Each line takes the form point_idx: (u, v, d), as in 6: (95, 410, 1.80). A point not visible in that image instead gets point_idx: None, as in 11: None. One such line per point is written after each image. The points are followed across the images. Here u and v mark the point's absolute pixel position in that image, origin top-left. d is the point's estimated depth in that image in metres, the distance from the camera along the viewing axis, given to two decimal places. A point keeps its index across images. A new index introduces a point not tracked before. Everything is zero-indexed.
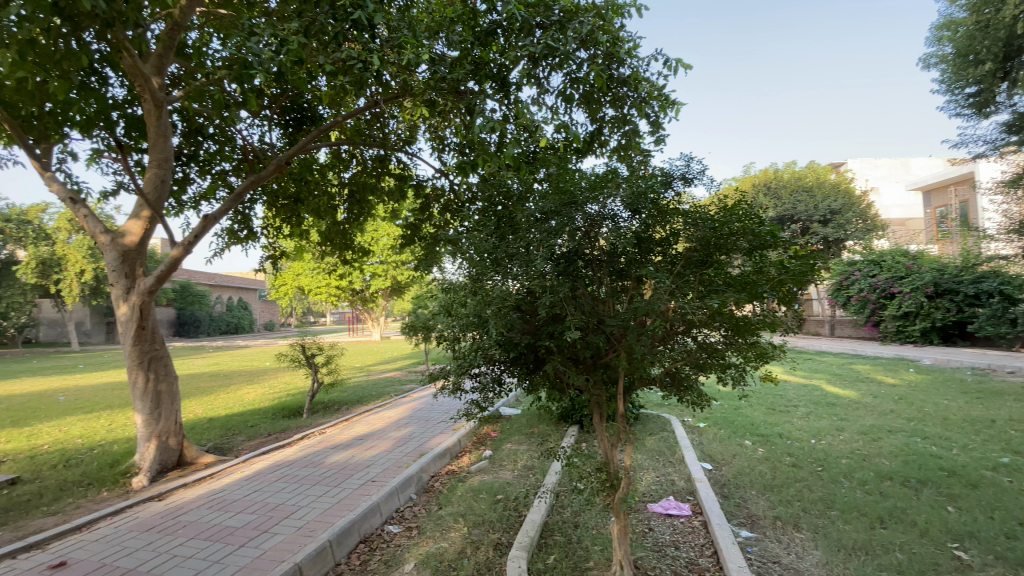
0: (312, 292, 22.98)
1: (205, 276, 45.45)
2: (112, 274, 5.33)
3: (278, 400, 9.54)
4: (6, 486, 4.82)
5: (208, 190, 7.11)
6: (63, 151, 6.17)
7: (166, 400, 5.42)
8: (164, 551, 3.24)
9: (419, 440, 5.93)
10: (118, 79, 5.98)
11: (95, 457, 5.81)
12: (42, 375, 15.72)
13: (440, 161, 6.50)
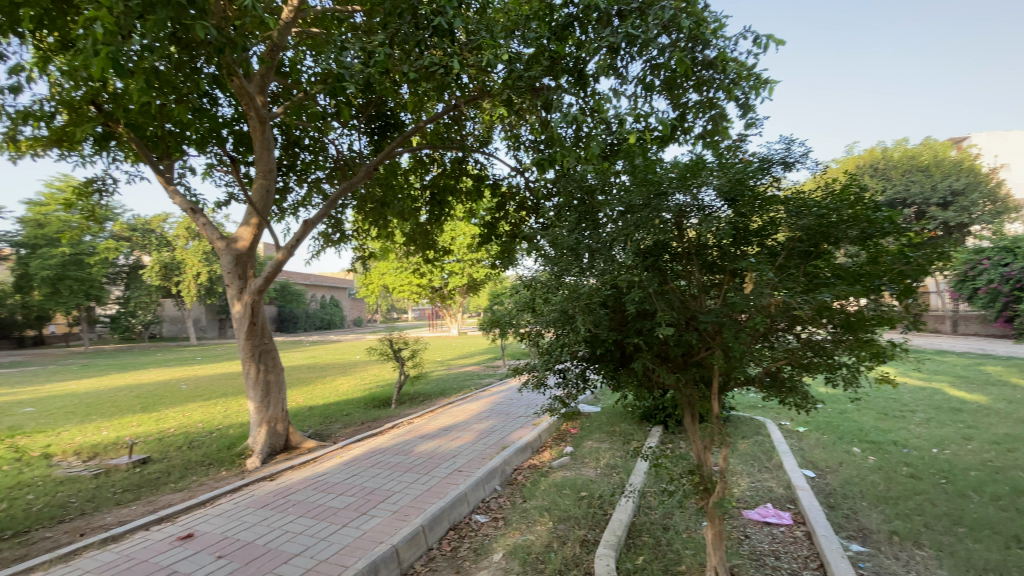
0: (395, 290, 24.21)
1: (302, 277, 49.49)
2: (229, 275, 5.94)
3: (369, 392, 10.17)
4: (138, 465, 5.52)
5: (305, 197, 7.71)
6: (184, 167, 6.94)
7: (275, 389, 5.97)
8: (277, 527, 3.57)
9: (501, 434, 6.06)
10: (227, 99, 6.63)
11: (215, 440, 6.53)
12: (169, 365, 17.93)
13: (517, 159, 6.55)
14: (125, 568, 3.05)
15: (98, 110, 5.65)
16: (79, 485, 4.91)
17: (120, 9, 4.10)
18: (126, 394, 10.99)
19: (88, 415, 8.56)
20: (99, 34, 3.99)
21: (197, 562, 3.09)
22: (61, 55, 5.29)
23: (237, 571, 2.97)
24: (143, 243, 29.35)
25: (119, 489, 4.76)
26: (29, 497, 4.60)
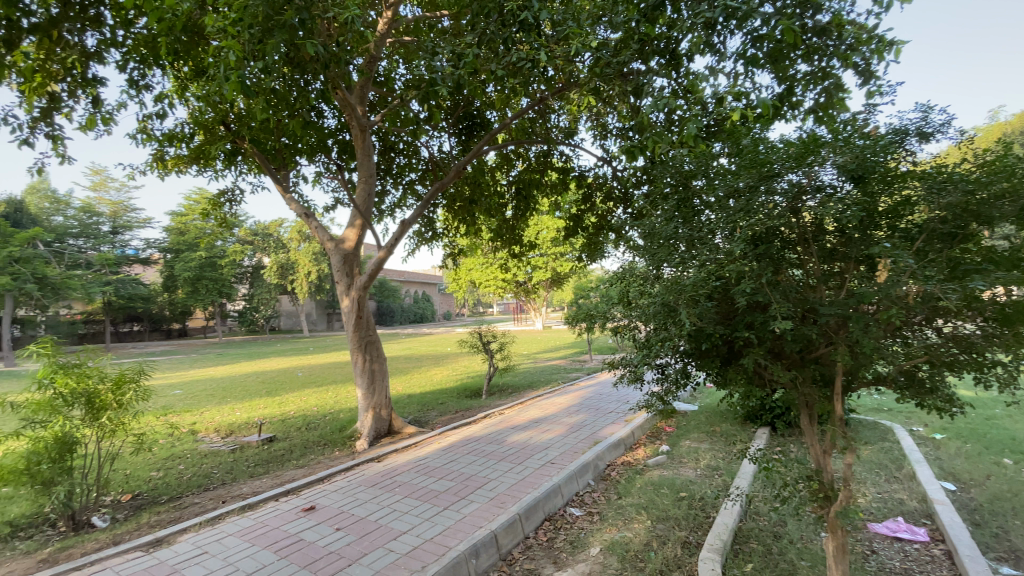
0: (481, 284, 24.93)
1: (396, 273, 52.62)
2: (337, 273, 6.47)
3: (460, 382, 10.60)
4: (265, 443, 6.22)
5: (401, 198, 8.17)
6: (297, 175, 7.64)
7: (378, 377, 6.41)
8: (386, 506, 3.84)
9: (592, 429, 6.02)
10: (331, 111, 7.19)
11: (327, 423, 7.18)
12: (287, 354, 20.05)
13: (604, 149, 6.42)
14: (261, 533, 3.45)
15: (226, 129, 6.38)
16: (220, 458, 5.64)
17: (245, 37, 4.59)
18: (253, 380, 12.44)
19: (224, 397, 9.83)
20: (228, 61, 4.50)
21: (319, 532, 3.42)
22: (196, 84, 6.04)
23: (354, 543, 3.24)
24: (262, 245, 32.94)
25: (252, 464, 5.41)
26: (182, 466, 5.37)
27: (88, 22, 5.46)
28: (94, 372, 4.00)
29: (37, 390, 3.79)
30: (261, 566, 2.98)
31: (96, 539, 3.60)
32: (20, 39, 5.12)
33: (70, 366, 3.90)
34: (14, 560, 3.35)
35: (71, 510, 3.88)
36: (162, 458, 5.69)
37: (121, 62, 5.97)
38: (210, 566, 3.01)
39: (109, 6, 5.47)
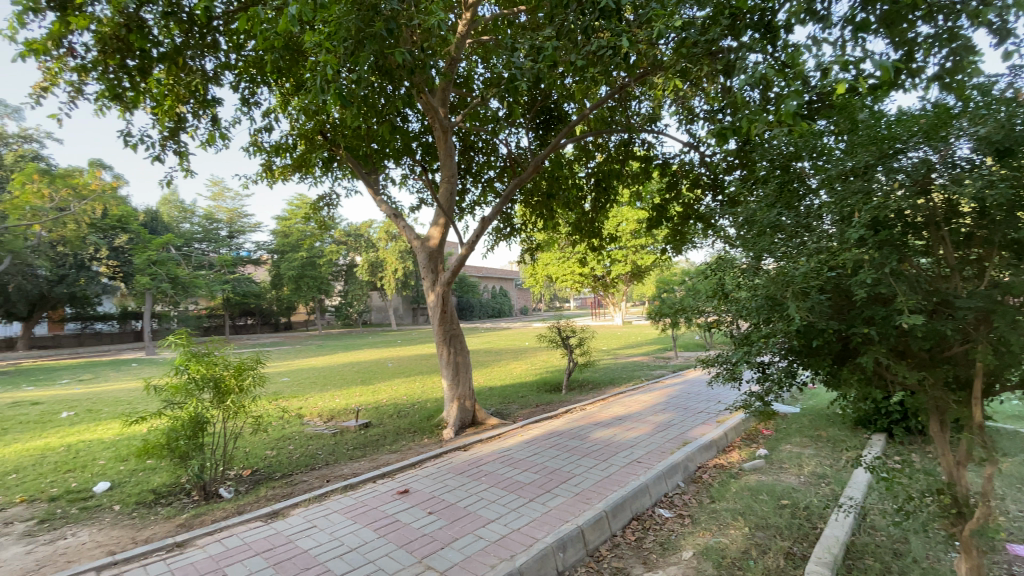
0: (558, 279, 24.84)
1: (475, 269, 53.96)
2: (423, 270, 6.76)
3: (540, 376, 10.67)
4: (361, 428, 6.68)
5: (481, 196, 8.34)
6: (385, 177, 8.08)
7: (462, 369, 6.62)
8: (474, 494, 3.97)
9: (680, 428, 5.79)
10: (415, 115, 7.51)
11: (416, 411, 7.56)
12: (378, 347, 21.42)
13: (691, 133, 6.11)
14: (361, 512, 3.71)
15: (323, 138, 6.88)
16: (323, 441, 6.15)
17: (340, 50, 4.91)
18: (348, 369, 13.42)
19: (325, 385, 10.70)
20: (326, 73, 4.85)
21: (413, 514, 3.61)
22: (296, 97, 6.57)
23: (445, 528, 3.38)
24: (354, 245, 35.36)
25: (351, 447, 5.84)
26: (291, 447, 5.92)
27: (206, 48, 6.16)
28: (220, 360, 4.52)
29: (175, 375, 4.35)
30: (363, 542, 3.21)
31: (224, 508, 4.07)
32: (153, 67, 5.91)
33: (201, 355, 4.43)
34: (160, 523, 3.89)
35: (203, 481, 4.43)
36: (275, 438, 6.32)
37: (233, 82, 6.66)
38: (318, 539, 3.29)
39: (224, 33, 6.11)
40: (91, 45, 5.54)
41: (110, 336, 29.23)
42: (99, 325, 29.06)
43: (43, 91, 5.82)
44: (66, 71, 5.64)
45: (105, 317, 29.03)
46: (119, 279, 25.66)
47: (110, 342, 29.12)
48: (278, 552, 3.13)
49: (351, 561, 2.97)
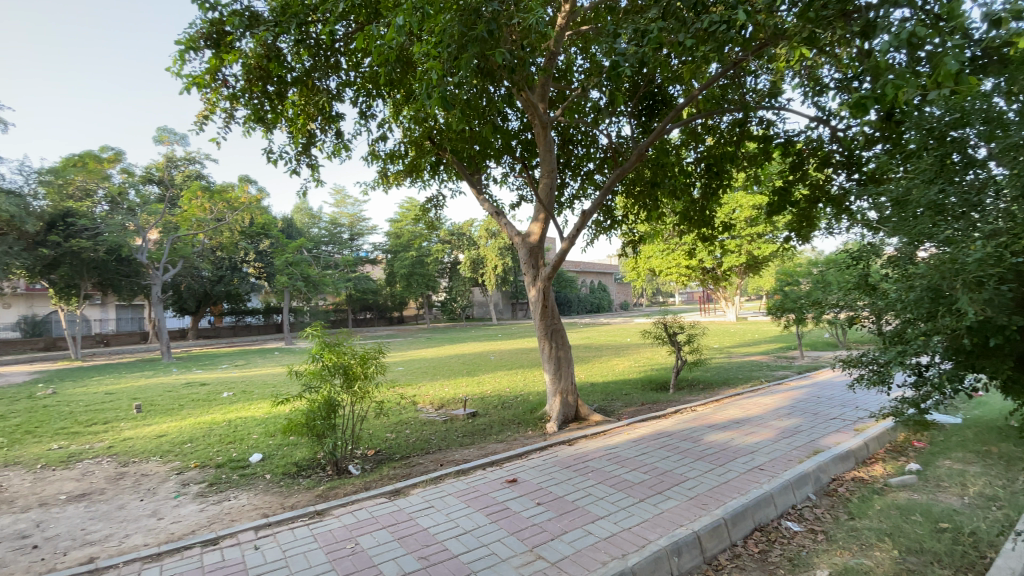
0: (663, 272, 23.77)
1: (574, 264, 53.57)
2: (525, 266, 6.82)
3: (645, 373, 10.31)
4: (469, 417, 6.99)
5: (581, 189, 8.24)
6: (487, 177, 8.31)
7: (565, 364, 6.62)
8: (581, 489, 3.96)
9: (808, 436, 5.24)
10: (514, 113, 7.61)
11: (520, 403, 7.74)
12: (481, 340, 22.22)
13: (818, 106, 5.49)
14: (474, 497, 3.88)
15: (431, 143, 7.28)
16: (435, 427, 6.55)
17: (445, 56, 5.14)
18: (455, 361, 14.13)
19: (435, 375, 11.38)
20: (432, 81, 5.11)
21: (522, 504, 3.69)
22: (406, 107, 7.01)
23: (554, 520, 3.41)
24: (458, 244, 37.11)
25: (461, 434, 6.15)
26: (407, 431, 6.38)
27: (330, 68, 6.82)
28: (347, 350, 5.01)
29: (311, 362, 4.90)
30: (477, 526, 3.35)
31: (353, 484, 4.51)
32: (287, 89, 6.69)
33: (333, 345, 4.95)
34: (302, 493, 4.42)
35: (336, 458, 4.95)
36: (393, 423, 6.86)
37: (352, 97, 7.30)
38: (436, 519, 3.50)
39: (344, 53, 6.72)
40: (239, 75, 6.41)
41: (257, 328, 33.77)
42: (248, 318, 33.73)
43: (205, 119, 6.87)
44: (221, 100, 6.59)
45: (253, 311, 33.63)
46: (263, 279, 29.56)
47: (257, 333, 33.65)
48: (401, 527, 3.39)
49: (466, 543, 3.13)
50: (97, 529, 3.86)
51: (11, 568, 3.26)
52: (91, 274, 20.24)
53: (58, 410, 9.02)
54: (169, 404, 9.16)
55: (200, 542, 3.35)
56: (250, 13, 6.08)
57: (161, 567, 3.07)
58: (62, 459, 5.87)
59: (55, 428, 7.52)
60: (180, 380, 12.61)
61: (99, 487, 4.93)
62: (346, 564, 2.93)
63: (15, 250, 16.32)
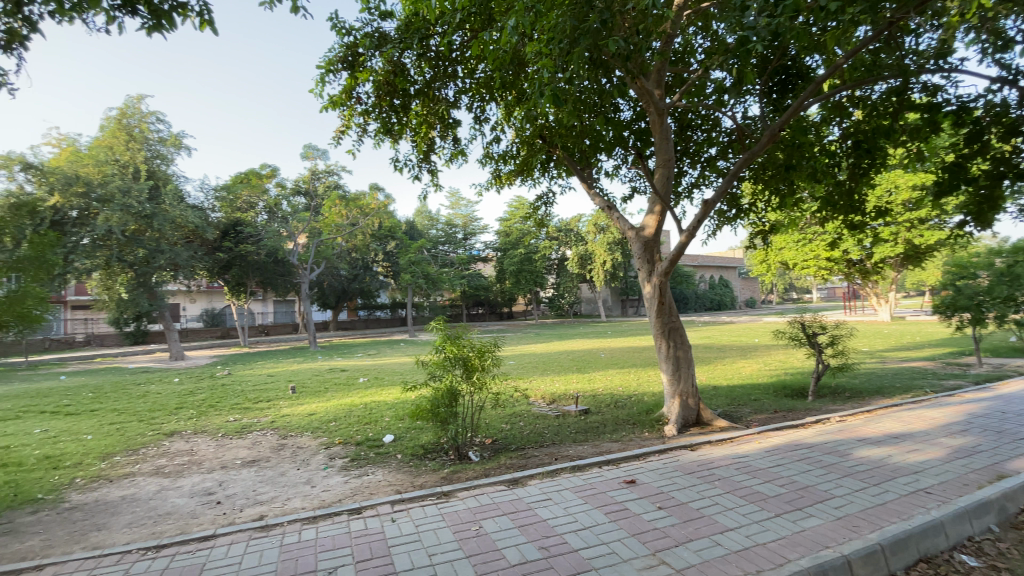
0: (796, 265, 21.42)
1: (691, 258, 50.52)
2: (638, 261, 6.57)
3: (776, 378, 9.38)
4: (582, 414, 6.97)
5: (700, 177, 7.75)
6: (598, 170, 8.16)
7: (684, 364, 6.29)
8: (707, 497, 3.73)
9: (994, 458, 4.38)
10: (627, 103, 7.39)
11: (634, 404, 7.52)
12: (590, 337, 22.01)
13: (1002, 63, 4.55)
14: (591, 494, 3.86)
15: (541, 141, 7.32)
16: (549, 421, 6.63)
17: (557, 52, 5.12)
18: (565, 357, 14.16)
19: (546, 370, 11.52)
20: (544, 78, 5.14)
21: (642, 506, 3.59)
22: (518, 107, 7.15)
23: (678, 526, 3.27)
24: (566, 240, 37.13)
25: (574, 430, 6.16)
26: (522, 423, 6.55)
27: (448, 78, 7.14)
28: (466, 343, 5.28)
29: (435, 353, 5.25)
30: (596, 523, 3.33)
31: (473, 469, 4.75)
32: (410, 101, 7.23)
33: (454, 337, 5.26)
34: (429, 474, 4.77)
35: (457, 444, 5.26)
36: (507, 414, 7.09)
37: (468, 102, 7.63)
38: (554, 512, 3.55)
39: (460, 61, 7.05)
40: (370, 92, 7.06)
41: (384, 321, 37.10)
42: (377, 312, 37.12)
43: (341, 134, 7.68)
44: (355, 116, 7.32)
45: (381, 306, 36.96)
46: (389, 277, 32.32)
47: (384, 325, 36.94)
48: (521, 516, 3.50)
49: (585, 539, 3.13)
50: (264, 491, 4.56)
51: (203, 518, 3.98)
52: (254, 274, 23.81)
53: (233, 389, 10.75)
54: (316, 387, 10.46)
55: (346, 510, 3.77)
56: (379, 34, 6.67)
57: (316, 528, 3.52)
58: (237, 430, 7.01)
59: (231, 404, 9.00)
60: (324, 366, 14.33)
61: (265, 455, 5.81)
62: (471, 545, 3.09)
63: (201, 256, 19.78)
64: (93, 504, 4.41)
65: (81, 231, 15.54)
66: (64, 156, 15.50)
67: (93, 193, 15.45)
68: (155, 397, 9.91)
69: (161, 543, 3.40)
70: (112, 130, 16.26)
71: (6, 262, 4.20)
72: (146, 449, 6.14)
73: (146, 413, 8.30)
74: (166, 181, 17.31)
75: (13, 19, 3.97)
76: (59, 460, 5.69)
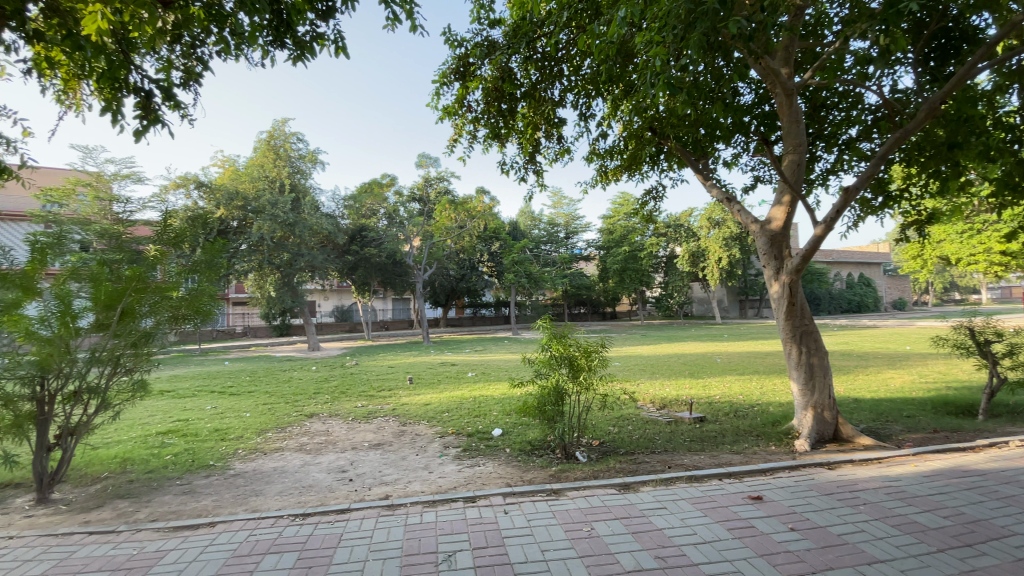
0: (961, 260, 18.12)
1: (822, 254, 45.18)
2: (764, 257, 6.00)
3: (936, 392, 8.02)
4: (697, 421, 6.57)
5: (837, 163, 6.92)
6: (715, 160, 7.65)
7: (820, 373, 5.64)
8: (850, 522, 3.31)
9: None
10: (748, 86, 6.85)
11: (758, 414, 6.91)
12: (703, 340, 20.72)
13: None
14: (711, 507, 3.62)
15: (651, 133, 6.99)
16: (660, 427, 6.35)
17: (669, 39, 4.88)
18: (677, 360, 13.46)
19: (655, 373, 11.05)
20: (655, 68, 4.91)
21: (771, 525, 3.28)
22: (626, 100, 6.93)
23: (815, 551, 2.94)
24: (675, 236, 35.23)
25: (689, 438, 5.83)
26: (630, 427, 6.35)
27: (554, 77, 7.18)
28: (572, 342, 5.25)
29: (541, 352, 5.28)
30: (717, 538, 3.12)
31: (582, 470, 4.71)
32: (517, 104, 7.37)
33: (560, 336, 5.26)
34: (538, 470, 4.84)
35: (565, 443, 5.26)
36: (616, 417, 6.92)
37: (574, 100, 7.59)
38: (671, 521, 3.39)
39: (566, 59, 7.04)
40: (480, 99, 7.33)
41: (489, 319, 38.40)
42: (483, 310, 38.53)
43: (454, 142, 8.08)
44: (466, 124, 7.66)
45: (487, 304, 38.33)
46: (495, 276, 33.35)
47: (490, 323, 38.25)
48: (635, 522, 3.39)
49: (706, 553, 2.94)
50: (388, 473, 4.96)
51: (339, 492, 4.44)
52: (375, 274, 26.06)
53: (360, 378, 11.84)
54: (431, 380, 11.13)
55: (462, 498, 3.96)
56: (489, 42, 6.90)
57: (435, 512, 3.73)
58: (364, 415, 7.71)
59: (359, 391, 9.92)
60: (437, 361, 15.21)
61: (388, 440, 6.31)
62: (584, 546, 3.07)
63: (332, 259, 22.09)
64: (253, 473, 5.14)
65: (239, 238, 18.26)
66: (228, 175, 18.34)
67: (249, 206, 18.06)
68: (298, 382, 11.28)
69: (306, 512, 3.86)
70: (263, 150, 18.81)
71: (186, 265, 5.08)
72: (292, 428, 7.01)
73: (291, 396, 9.48)
74: (304, 193, 19.57)
75: (189, 60, 4.75)
76: (226, 432, 6.73)
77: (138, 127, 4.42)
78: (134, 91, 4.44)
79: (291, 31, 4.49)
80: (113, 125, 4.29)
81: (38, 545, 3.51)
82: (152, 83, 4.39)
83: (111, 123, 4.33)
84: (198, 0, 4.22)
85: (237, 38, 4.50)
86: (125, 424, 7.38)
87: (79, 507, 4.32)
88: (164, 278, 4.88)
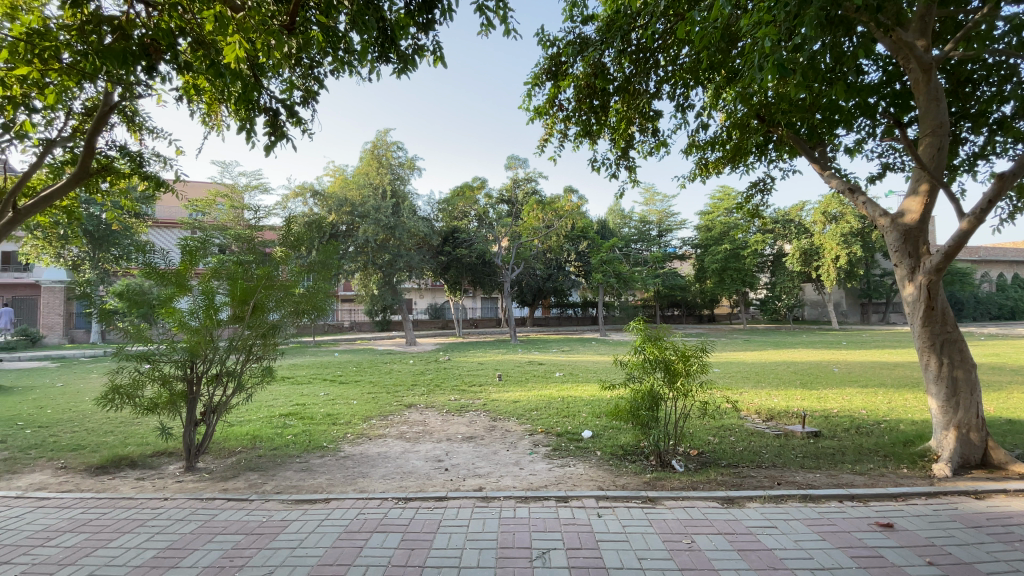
0: None
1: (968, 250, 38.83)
2: (896, 254, 5.30)
3: None
4: (811, 436, 5.99)
5: (988, 145, 5.93)
6: (834, 148, 6.91)
7: (965, 389, 4.88)
8: (1005, 560, 2.83)
9: None
10: (876, 63, 6.08)
11: (885, 432, 6.13)
12: (815, 347, 18.78)
13: None
14: (831, 530, 3.28)
15: (759, 122, 6.47)
16: (767, 440, 5.87)
17: (780, 17, 4.44)
18: (785, 369, 12.36)
19: (760, 381, 10.24)
20: (764, 49, 4.46)
21: (905, 556, 2.90)
22: (729, 88, 6.49)
23: None
24: (783, 232, 32.29)
25: (801, 454, 5.33)
26: (733, 438, 5.95)
27: (650, 69, 6.93)
28: (668, 345, 5.02)
29: (634, 354, 5.11)
30: (838, 565, 2.82)
31: (679, 480, 4.50)
32: (610, 100, 7.23)
33: (655, 338, 5.04)
34: (631, 476, 4.71)
35: (660, 449, 5.05)
36: (716, 426, 6.52)
37: (670, 91, 7.25)
38: (782, 541, 3.13)
39: (662, 50, 6.77)
40: (572, 97, 7.29)
41: (576, 319, 38.12)
42: (571, 310, 38.32)
43: (545, 142, 8.11)
44: (557, 123, 7.66)
45: (574, 304, 38.12)
46: (583, 276, 32.99)
47: (577, 322, 37.96)
48: (740, 539, 3.17)
49: None
50: (481, 466, 5.11)
51: (436, 480, 4.67)
52: (466, 274, 26.99)
53: (453, 373, 12.33)
54: (520, 377, 11.26)
55: (554, 496, 3.96)
56: (581, 39, 6.82)
57: (528, 508, 3.78)
58: (457, 408, 8.02)
59: (452, 386, 10.33)
60: (526, 359, 15.36)
61: (480, 433, 6.51)
62: (683, 558, 2.93)
63: (427, 259, 23.24)
64: (359, 456, 5.57)
65: (347, 241, 19.88)
66: (338, 183, 20.05)
67: (355, 211, 19.55)
68: (398, 374, 12.01)
69: (407, 496, 4.10)
70: (368, 160, 20.30)
71: (305, 265, 5.59)
72: (393, 417, 7.49)
73: (391, 387, 10.12)
74: (404, 198, 20.78)
75: (308, 80, 5.26)
76: (336, 418, 7.36)
77: (267, 142, 4.98)
78: (265, 111, 5.00)
79: (395, 45, 4.79)
80: (248, 141, 4.88)
81: (188, 507, 4.10)
82: (278, 102, 4.92)
83: (246, 140, 4.93)
84: (316, 25, 4.65)
85: (349, 56, 4.89)
86: (254, 405, 8.37)
87: (219, 476, 4.97)
88: (287, 277, 5.44)
